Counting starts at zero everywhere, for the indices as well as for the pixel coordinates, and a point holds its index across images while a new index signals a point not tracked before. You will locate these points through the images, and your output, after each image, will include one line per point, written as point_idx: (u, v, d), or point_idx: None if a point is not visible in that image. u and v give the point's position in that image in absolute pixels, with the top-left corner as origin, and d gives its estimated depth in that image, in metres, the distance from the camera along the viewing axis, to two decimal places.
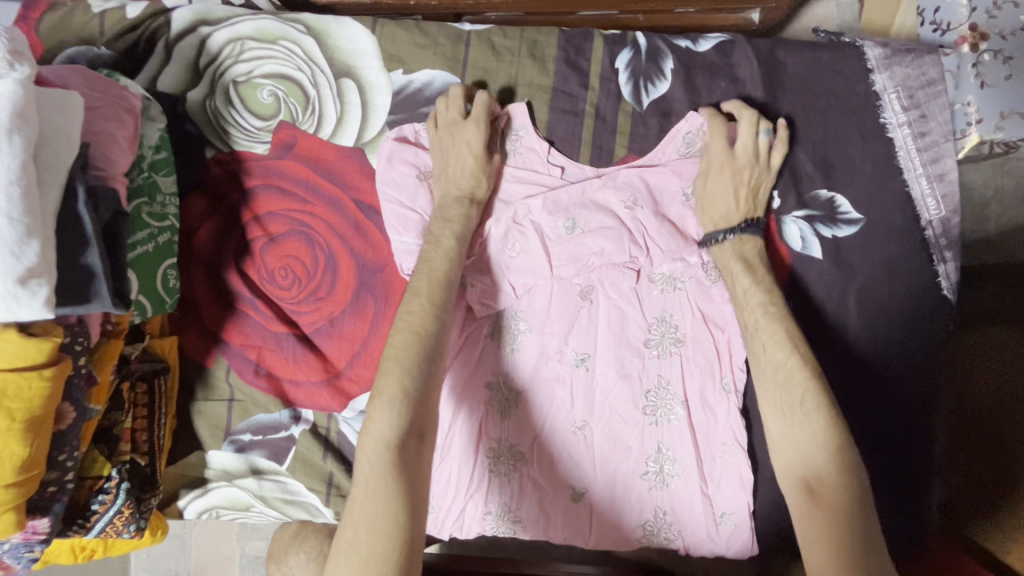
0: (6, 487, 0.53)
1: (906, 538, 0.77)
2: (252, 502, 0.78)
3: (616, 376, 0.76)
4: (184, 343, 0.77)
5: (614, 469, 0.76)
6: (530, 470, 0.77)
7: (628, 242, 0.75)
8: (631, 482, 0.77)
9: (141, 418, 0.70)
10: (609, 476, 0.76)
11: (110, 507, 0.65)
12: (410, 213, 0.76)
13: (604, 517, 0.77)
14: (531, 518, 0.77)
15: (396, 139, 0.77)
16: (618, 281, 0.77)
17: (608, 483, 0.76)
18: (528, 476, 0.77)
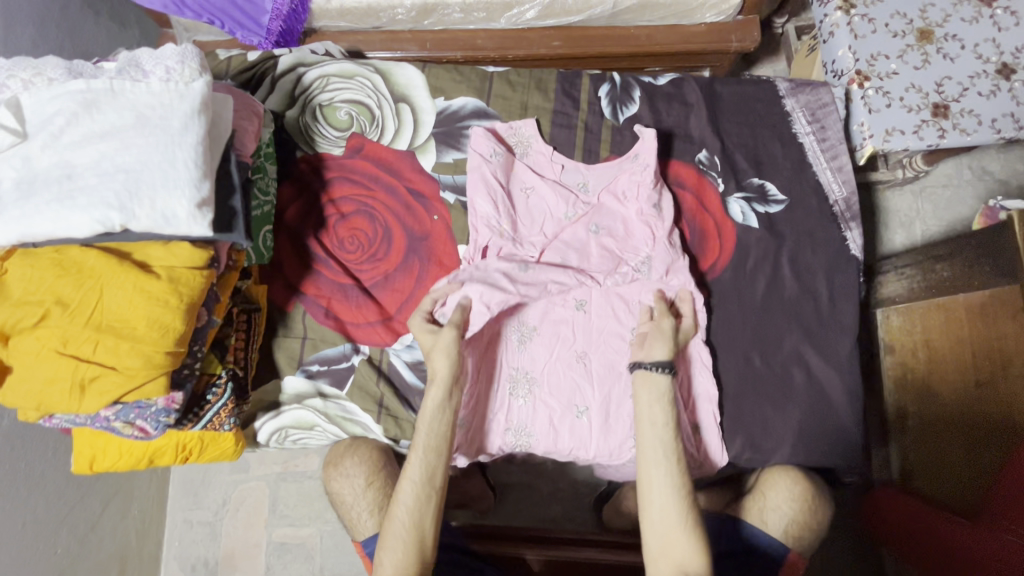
0: (166, 354, 0.72)
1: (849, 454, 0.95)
2: (317, 421, 0.96)
3: (606, 317, 0.99)
4: (271, 292, 0.99)
5: (607, 393, 0.95)
6: (541, 395, 0.96)
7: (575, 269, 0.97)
8: (621, 404, 0.95)
9: (241, 338, 0.90)
10: (604, 398, 0.95)
11: (220, 399, 0.84)
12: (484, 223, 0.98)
13: (599, 434, 0.94)
14: (542, 435, 0.95)
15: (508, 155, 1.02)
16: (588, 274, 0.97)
17: (603, 404, 0.95)
18: (540, 401, 0.96)
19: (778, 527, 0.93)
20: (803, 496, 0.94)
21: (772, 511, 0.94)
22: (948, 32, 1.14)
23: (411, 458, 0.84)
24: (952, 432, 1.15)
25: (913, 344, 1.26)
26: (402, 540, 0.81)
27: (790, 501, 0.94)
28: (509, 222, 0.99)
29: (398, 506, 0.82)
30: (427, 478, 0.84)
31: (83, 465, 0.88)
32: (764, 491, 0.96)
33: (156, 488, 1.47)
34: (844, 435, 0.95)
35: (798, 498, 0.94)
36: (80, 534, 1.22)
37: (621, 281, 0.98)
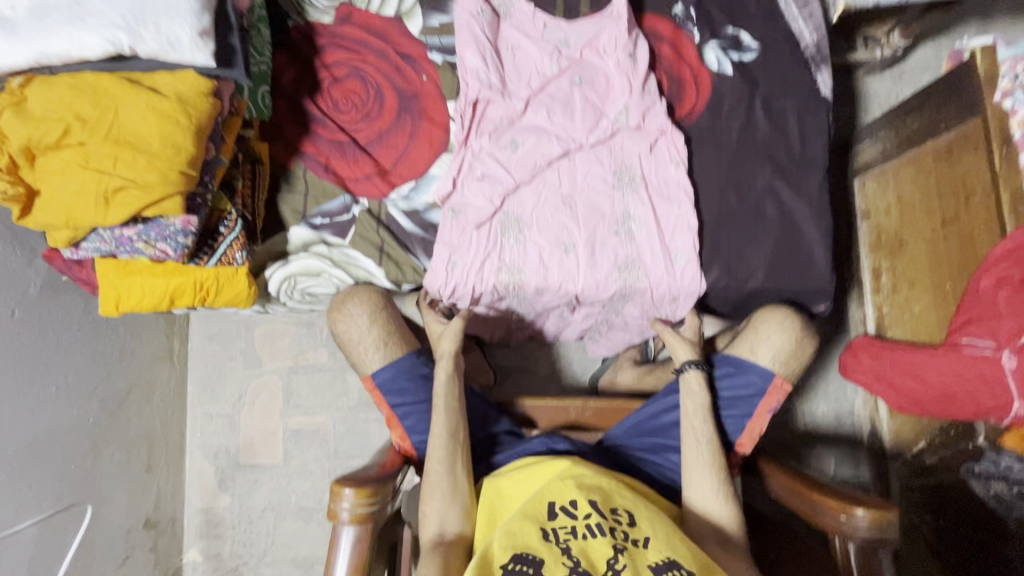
0: (181, 173, 0.79)
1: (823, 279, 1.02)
2: (323, 268, 1.03)
3: (592, 162, 1.03)
4: (273, 151, 1.04)
5: (592, 231, 1.02)
6: (531, 237, 1.02)
7: (558, 124, 1.04)
8: (605, 240, 1.02)
9: (248, 186, 0.97)
10: (589, 235, 1.02)
11: (231, 233, 0.91)
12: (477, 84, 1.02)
13: (584, 268, 1.01)
14: (531, 275, 1.02)
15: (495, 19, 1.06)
16: (570, 128, 1.04)
17: (587, 242, 1.02)
18: (531, 242, 1.02)
19: (767, 355, 1.02)
20: (792, 328, 1.02)
21: (762, 342, 1.03)
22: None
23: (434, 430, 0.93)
24: (922, 278, 1.23)
25: (886, 205, 1.33)
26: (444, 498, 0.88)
27: (781, 334, 1.02)
28: (498, 77, 1.04)
29: (430, 479, 0.89)
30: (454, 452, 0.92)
31: (110, 308, 0.95)
32: (757, 324, 1.04)
33: (176, 382, 1.56)
34: (811, 262, 1.02)
35: (788, 329, 1.01)
36: (109, 409, 1.31)
37: (602, 133, 1.04)
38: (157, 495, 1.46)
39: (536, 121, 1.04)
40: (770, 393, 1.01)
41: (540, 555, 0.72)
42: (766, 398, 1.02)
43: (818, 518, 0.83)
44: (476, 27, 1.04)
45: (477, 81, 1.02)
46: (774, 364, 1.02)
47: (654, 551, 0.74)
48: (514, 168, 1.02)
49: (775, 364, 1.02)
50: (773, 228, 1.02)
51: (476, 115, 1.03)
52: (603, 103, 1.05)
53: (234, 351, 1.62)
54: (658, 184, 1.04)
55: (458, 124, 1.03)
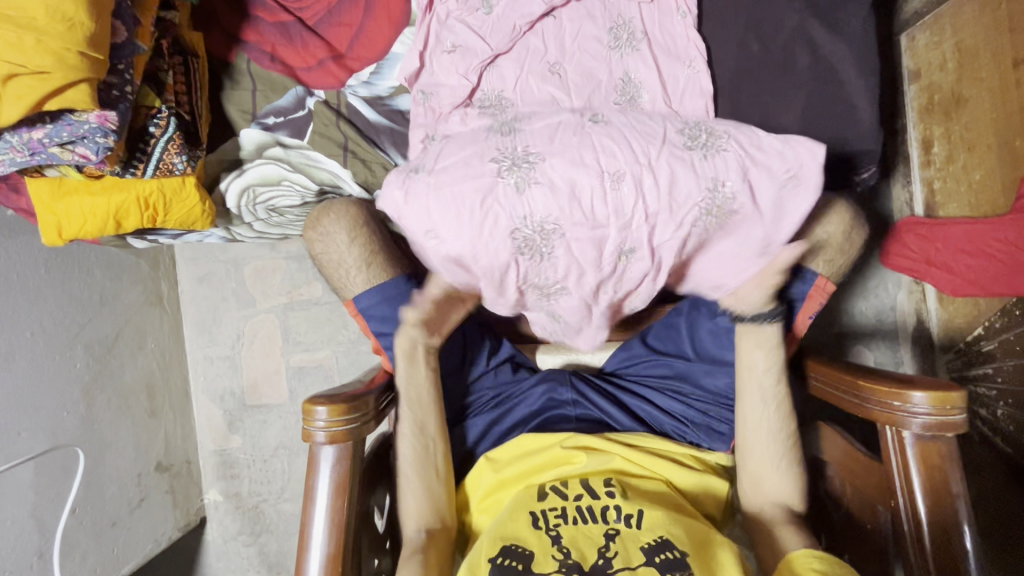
0: (79, 54, 0.65)
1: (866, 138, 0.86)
2: (283, 175, 0.92)
3: (582, 19, 0.86)
4: (210, 42, 0.89)
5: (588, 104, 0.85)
6: (528, 126, 0.82)
7: None
8: (614, 123, 0.82)
9: (181, 81, 0.83)
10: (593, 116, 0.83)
11: (164, 133, 0.79)
12: None
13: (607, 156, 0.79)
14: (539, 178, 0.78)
15: None
16: None
17: (590, 127, 0.82)
18: (532, 129, 0.81)
19: (809, 253, 0.90)
20: (840, 221, 0.89)
21: (803, 239, 0.90)
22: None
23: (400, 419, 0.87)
24: (985, 139, 1.04)
25: (941, 57, 1.12)
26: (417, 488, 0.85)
27: (826, 230, 0.89)
28: None
29: (403, 470, 0.86)
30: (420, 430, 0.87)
31: (53, 236, 0.86)
32: (798, 221, 0.91)
33: (170, 327, 1.50)
34: (852, 119, 0.85)
35: (834, 224, 0.89)
36: (98, 355, 1.26)
37: None
38: (166, 439, 1.44)
39: None
40: (812, 296, 0.90)
41: (530, 547, 0.74)
42: (806, 304, 0.90)
43: (864, 408, 0.72)
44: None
45: None
46: (816, 263, 0.90)
47: (646, 530, 0.75)
48: (489, 34, 0.85)
49: (818, 263, 0.90)
50: (805, 81, 0.85)
51: None
52: None
53: (226, 292, 1.53)
54: (664, 40, 0.86)
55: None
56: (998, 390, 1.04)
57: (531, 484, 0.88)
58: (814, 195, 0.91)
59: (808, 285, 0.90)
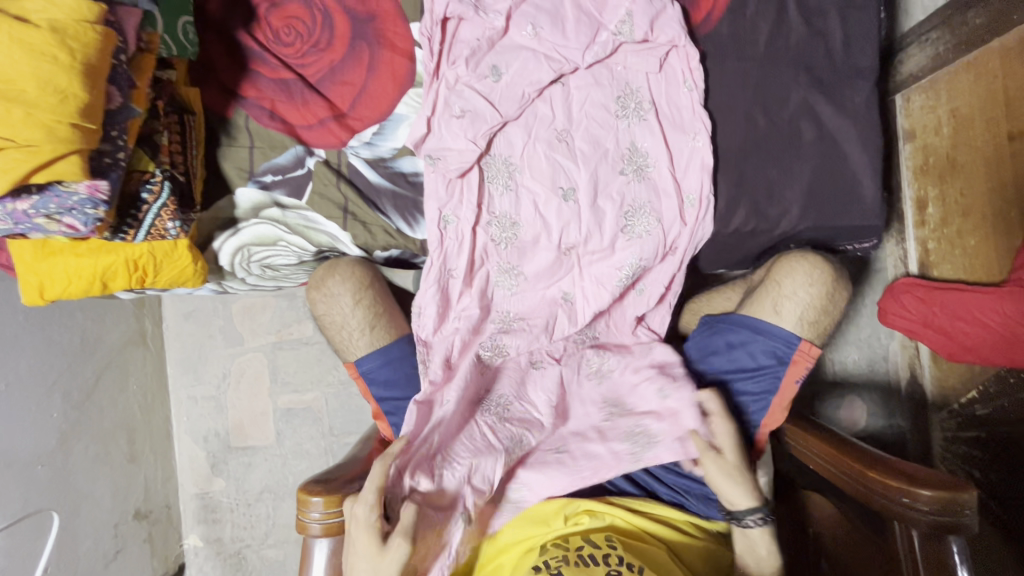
0: (72, 127, 0.63)
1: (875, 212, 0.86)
2: (280, 236, 0.89)
3: (590, 87, 0.85)
4: (206, 97, 0.87)
5: (598, 173, 0.86)
6: (528, 235, 0.86)
7: (550, 44, 0.83)
8: (608, 222, 0.86)
9: (176, 141, 0.80)
10: (594, 197, 0.86)
11: (157, 199, 0.76)
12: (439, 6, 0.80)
13: (590, 290, 0.89)
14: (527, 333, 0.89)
15: None
16: (563, 45, 0.83)
17: (587, 235, 0.87)
18: (528, 248, 0.87)
19: (792, 315, 0.89)
20: (823, 282, 0.87)
21: (786, 300, 0.88)
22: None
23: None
24: (979, 206, 1.06)
25: (936, 121, 1.13)
26: None
27: (809, 288, 0.87)
28: None
29: None
30: None
31: (34, 296, 0.82)
32: (780, 280, 0.89)
33: (152, 366, 1.45)
34: (855, 195, 0.86)
35: (817, 281, 0.87)
36: (76, 402, 1.21)
37: (605, 49, 0.84)
38: (146, 484, 1.38)
39: (519, 40, 0.83)
40: (796, 360, 0.88)
41: None
42: (792, 368, 0.89)
43: (873, 498, 0.72)
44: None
45: None
46: (800, 325, 0.88)
47: None
48: (500, 101, 0.84)
49: (802, 325, 0.88)
50: (812, 155, 0.85)
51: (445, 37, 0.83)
52: (603, 12, 0.83)
53: (213, 329, 1.49)
54: (670, 112, 0.86)
55: (424, 50, 0.82)
56: (992, 454, 1.06)
57: (531, 547, 0.87)
58: (798, 253, 0.88)
59: (791, 349, 0.88)
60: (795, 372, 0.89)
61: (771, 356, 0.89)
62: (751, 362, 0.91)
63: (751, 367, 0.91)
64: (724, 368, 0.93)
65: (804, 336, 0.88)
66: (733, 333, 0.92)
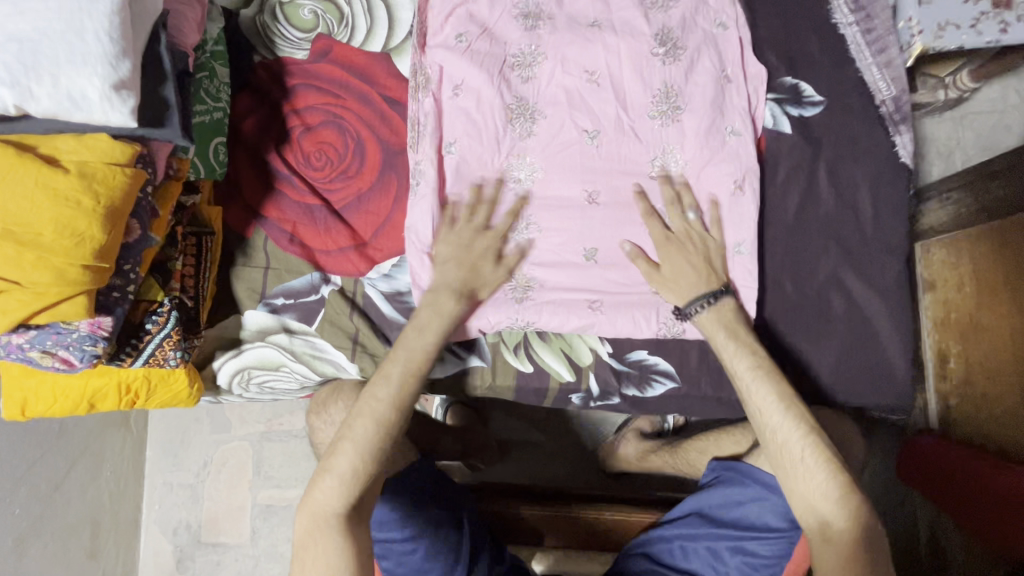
0: (84, 269, 0.60)
1: (908, 388, 0.83)
2: (284, 361, 0.85)
3: (618, 212, 0.82)
4: (228, 215, 0.85)
5: (619, 234, 0.82)
6: (546, 294, 0.82)
7: (576, 176, 0.82)
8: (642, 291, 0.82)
9: (190, 264, 0.77)
10: (619, 308, 0.82)
11: (162, 329, 0.73)
12: (465, 145, 0.83)
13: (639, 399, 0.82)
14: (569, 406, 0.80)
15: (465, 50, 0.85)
16: (586, 166, 0.83)
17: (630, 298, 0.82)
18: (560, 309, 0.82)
19: None
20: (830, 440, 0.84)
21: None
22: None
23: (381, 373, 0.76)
24: (1004, 375, 1.03)
25: (958, 279, 1.12)
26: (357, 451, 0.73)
27: None
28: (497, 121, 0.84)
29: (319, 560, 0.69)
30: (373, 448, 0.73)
31: (14, 412, 0.77)
32: None
33: (131, 449, 1.38)
34: (886, 372, 0.82)
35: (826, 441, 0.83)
36: (43, 494, 1.13)
37: (638, 184, 0.82)
38: None
39: (539, 161, 0.83)
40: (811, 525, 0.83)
41: None
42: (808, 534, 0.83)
43: None
44: (478, 49, 0.86)
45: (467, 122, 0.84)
46: None
47: None
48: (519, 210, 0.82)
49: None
50: (842, 326, 0.83)
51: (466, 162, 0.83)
52: (634, 152, 0.83)
53: (200, 413, 1.43)
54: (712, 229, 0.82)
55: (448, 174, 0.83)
56: None
57: None
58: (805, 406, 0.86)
59: None
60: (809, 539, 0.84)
61: (783, 519, 0.84)
62: (761, 520, 0.86)
63: (761, 527, 0.85)
64: (733, 520, 0.88)
65: None
66: (744, 487, 0.88)
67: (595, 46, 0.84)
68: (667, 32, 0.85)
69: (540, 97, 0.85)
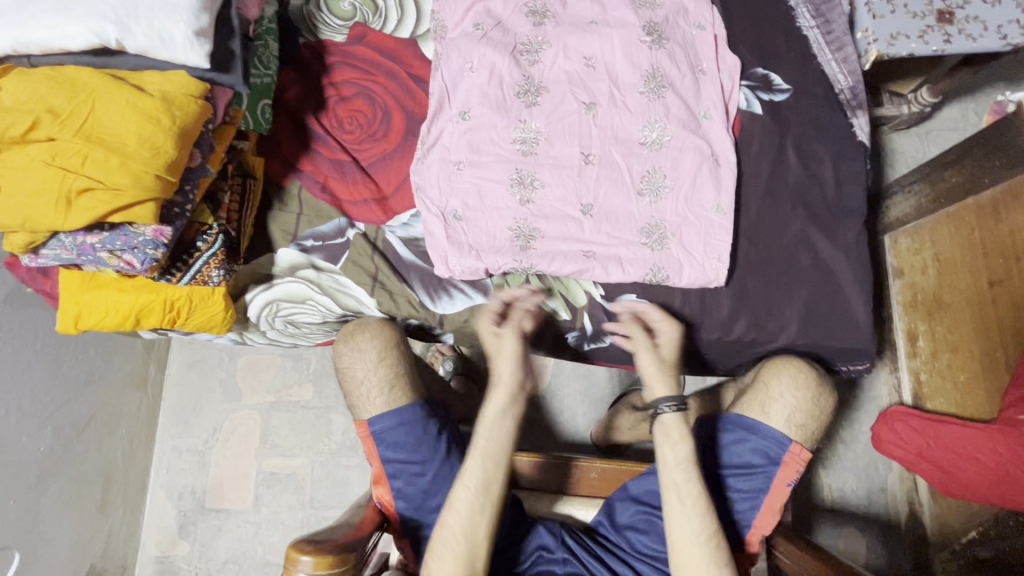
0: (157, 178, 0.71)
1: (870, 335, 0.92)
2: (310, 295, 0.96)
3: (610, 174, 0.94)
4: (268, 167, 0.97)
5: (611, 193, 0.93)
6: (548, 240, 0.92)
7: (574, 143, 0.95)
8: (631, 240, 0.92)
9: (235, 200, 0.89)
10: (609, 256, 0.92)
11: (209, 248, 0.83)
12: (479, 113, 0.95)
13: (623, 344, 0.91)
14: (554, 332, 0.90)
15: (481, 36, 0.99)
16: (584, 135, 0.95)
17: (622, 244, 0.92)
18: (552, 252, 0.92)
19: (781, 416, 0.91)
20: (808, 385, 0.91)
21: (775, 401, 0.91)
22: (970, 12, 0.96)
23: (469, 463, 0.81)
24: (966, 344, 1.13)
25: (922, 263, 1.23)
26: (455, 549, 0.76)
27: (795, 391, 0.91)
28: (507, 95, 0.96)
29: None
30: (470, 536, 0.77)
31: (68, 324, 0.86)
32: (767, 381, 0.93)
33: (145, 413, 1.44)
34: (849, 320, 0.92)
35: (803, 384, 0.91)
36: (65, 439, 1.19)
37: (629, 150, 0.94)
38: (108, 538, 1.31)
39: (543, 130, 0.95)
40: (787, 462, 0.89)
41: None
42: (783, 469, 0.90)
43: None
44: (493, 37, 0.99)
45: (480, 95, 0.96)
46: (789, 427, 0.91)
47: None
48: (525, 170, 0.94)
49: (790, 427, 0.91)
50: (809, 278, 0.93)
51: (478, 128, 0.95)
52: (626, 123, 0.95)
53: (213, 382, 1.50)
54: (691, 192, 0.93)
55: (462, 138, 0.95)
56: None
57: None
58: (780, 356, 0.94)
59: (782, 450, 0.89)
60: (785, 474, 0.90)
61: (762, 455, 0.90)
62: (741, 459, 0.91)
63: (741, 465, 0.91)
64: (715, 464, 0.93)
65: (794, 439, 0.91)
66: (724, 433, 0.93)
67: (592, 37, 0.98)
68: (653, 26, 0.99)
69: (544, 76, 0.98)
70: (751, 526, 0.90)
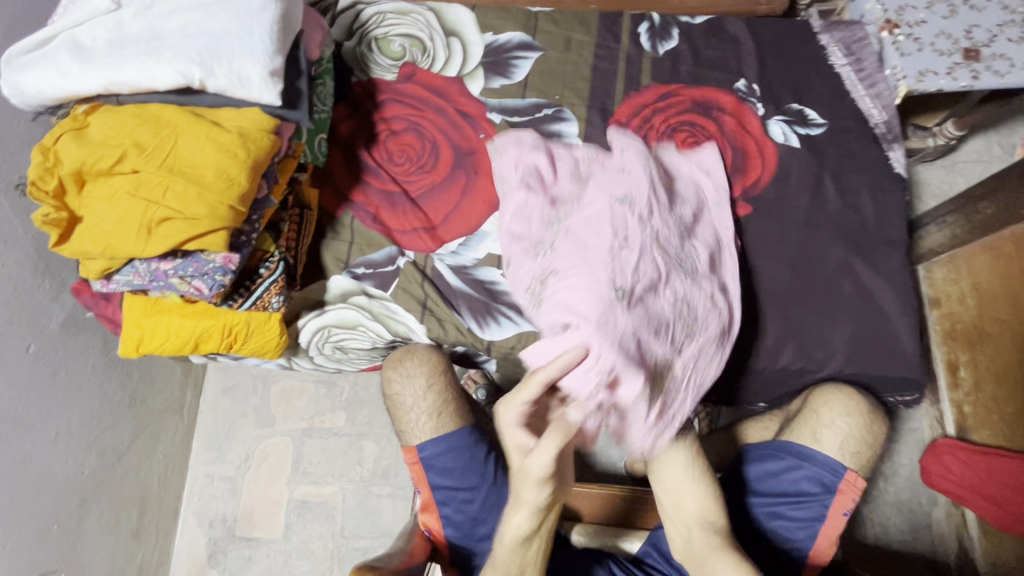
0: (230, 208, 0.74)
1: (918, 363, 0.92)
2: (360, 321, 0.98)
3: (641, 278, 0.80)
4: (323, 198, 1.01)
5: (645, 294, 0.79)
6: (585, 337, 0.75)
7: (604, 235, 0.82)
8: (654, 351, 0.78)
9: (293, 229, 0.93)
10: (637, 365, 0.74)
11: (271, 275, 0.87)
12: (519, 205, 0.90)
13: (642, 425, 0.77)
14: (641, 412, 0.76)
15: (511, 136, 0.99)
16: (619, 228, 0.83)
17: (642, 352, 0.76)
18: (562, 337, 0.77)
19: (834, 445, 0.92)
20: (859, 411, 0.91)
21: (826, 429, 0.92)
22: (994, 51, 1.00)
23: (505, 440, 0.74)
24: (1009, 375, 1.11)
25: (960, 292, 1.23)
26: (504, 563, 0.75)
27: (848, 418, 0.91)
28: (543, 193, 0.90)
29: None
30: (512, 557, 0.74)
31: (130, 348, 0.88)
32: (817, 410, 0.93)
33: (181, 438, 1.45)
34: (896, 348, 0.93)
35: (855, 410, 0.91)
36: (107, 463, 1.20)
37: (661, 248, 0.85)
38: (141, 565, 1.31)
39: (571, 230, 0.85)
40: (844, 490, 0.89)
41: None
42: (839, 498, 0.90)
43: None
44: (522, 140, 0.98)
45: (509, 198, 0.92)
46: (842, 455, 0.91)
47: None
48: (556, 267, 0.82)
49: (844, 454, 0.91)
50: (854, 307, 0.94)
51: (510, 230, 0.90)
52: (659, 216, 0.87)
53: (247, 408, 1.51)
54: (696, 368, 0.83)
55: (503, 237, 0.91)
56: None
57: None
58: (831, 383, 0.94)
59: (838, 479, 0.90)
60: (840, 501, 0.90)
61: (817, 484, 0.90)
62: (794, 487, 0.92)
63: (795, 492, 0.91)
64: (767, 491, 0.93)
65: (849, 466, 0.91)
66: (775, 461, 0.94)
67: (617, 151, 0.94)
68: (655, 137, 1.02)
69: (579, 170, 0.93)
70: (808, 555, 0.89)
